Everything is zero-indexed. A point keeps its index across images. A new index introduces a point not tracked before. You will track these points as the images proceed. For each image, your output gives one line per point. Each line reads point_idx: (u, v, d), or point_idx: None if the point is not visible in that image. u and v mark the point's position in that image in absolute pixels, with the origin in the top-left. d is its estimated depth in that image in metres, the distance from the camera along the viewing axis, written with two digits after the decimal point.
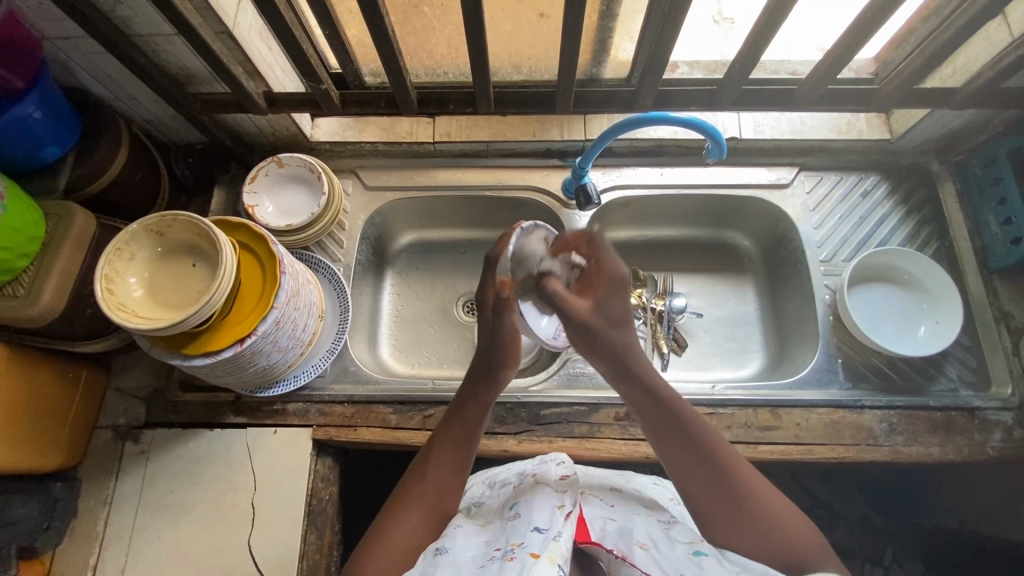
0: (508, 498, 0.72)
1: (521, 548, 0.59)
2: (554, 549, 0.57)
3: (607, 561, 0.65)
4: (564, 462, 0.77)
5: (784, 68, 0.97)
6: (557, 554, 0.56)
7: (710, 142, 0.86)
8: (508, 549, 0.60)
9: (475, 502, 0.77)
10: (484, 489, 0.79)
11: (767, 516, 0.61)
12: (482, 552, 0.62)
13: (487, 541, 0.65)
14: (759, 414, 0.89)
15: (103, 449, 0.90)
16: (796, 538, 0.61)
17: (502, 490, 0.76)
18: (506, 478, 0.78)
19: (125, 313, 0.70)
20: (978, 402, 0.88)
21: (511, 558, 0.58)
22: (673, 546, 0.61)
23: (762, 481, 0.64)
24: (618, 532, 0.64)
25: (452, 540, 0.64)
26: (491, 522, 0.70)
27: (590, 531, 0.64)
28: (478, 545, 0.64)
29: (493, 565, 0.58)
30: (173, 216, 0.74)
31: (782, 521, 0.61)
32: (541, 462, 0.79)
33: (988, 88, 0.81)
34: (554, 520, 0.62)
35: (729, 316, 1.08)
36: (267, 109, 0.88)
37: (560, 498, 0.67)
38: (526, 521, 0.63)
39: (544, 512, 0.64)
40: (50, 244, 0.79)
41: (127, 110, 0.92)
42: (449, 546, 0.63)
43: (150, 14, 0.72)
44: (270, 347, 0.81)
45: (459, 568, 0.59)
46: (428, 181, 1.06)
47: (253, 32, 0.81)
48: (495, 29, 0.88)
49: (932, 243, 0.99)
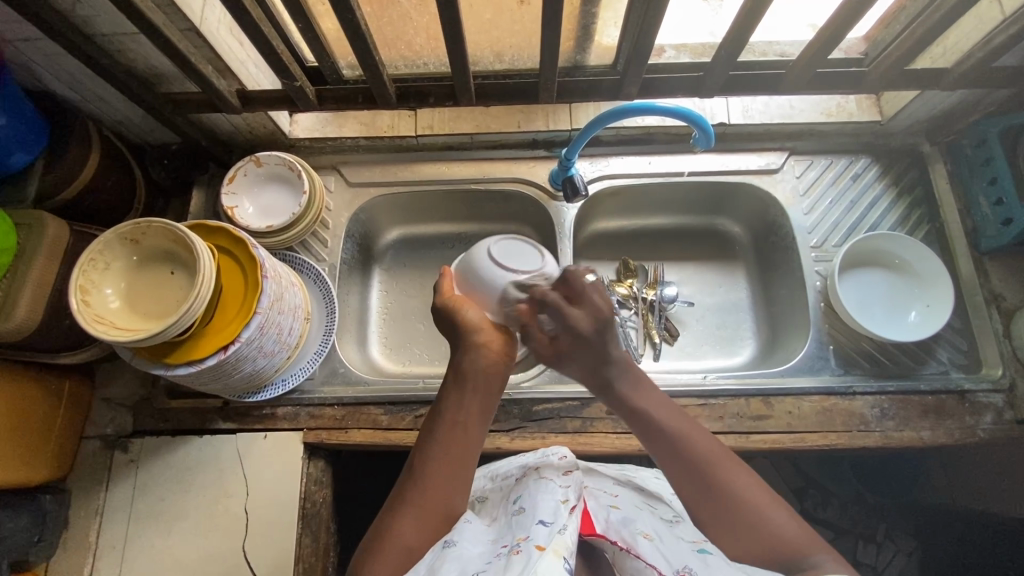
0: (512, 491, 0.71)
1: (527, 541, 0.58)
2: (560, 542, 0.56)
3: (611, 553, 0.63)
4: (566, 455, 0.76)
5: (772, 50, 0.94)
6: (563, 546, 0.55)
7: (697, 131, 0.84)
8: (514, 544, 0.59)
9: (478, 495, 0.76)
10: (487, 482, 0.79)
11: (767, 528, 0.57)
12: (489, 548, 0.61)
13: (493, 538, 0.63)
14: (751, 404, 0.89)
15: (90, 460, 0.89)
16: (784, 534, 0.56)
17: (505, 482, 0.76)
18: (507, 471, 0.78)
19: (103, 325, 0.69)
20: (969, 385, 0.89)
21: (517, 552, 0.57)
22: (678, 542, 0.62)
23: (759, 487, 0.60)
24: (621, 522, 0.64)
25: (460, 533, 0.62)
26: (497, 518, 0.69)
27: (594, 523, 0.63)
28: (484, 541, 0.63)
29: (499, 561, 0.57)
30: (147, 223, 0.72)
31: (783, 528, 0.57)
32: (543, 454, 0.78)
33: (982, 67, 0.79)
34: (559, 513, 0.61)
35: (722, 304, 1.07)
36: (241, 108, 0.85)
37: (564, 491, 0.65)
38: (531, 514, 0.62)
39: (548, 505, 0.63)
40: (23, 255, 0.77)
41: (97, 112, 0.88)
42: (456, 538, 0.61)
43: (111, 12, 0.69)
44: (255, 353, 0.79)
45: (466, 564, 0.58)
46: (412, 176, 1.04)
47: (223, 27, 0.78)
48: (474, 17, 0.85)
49: (923, 225, 0.98)
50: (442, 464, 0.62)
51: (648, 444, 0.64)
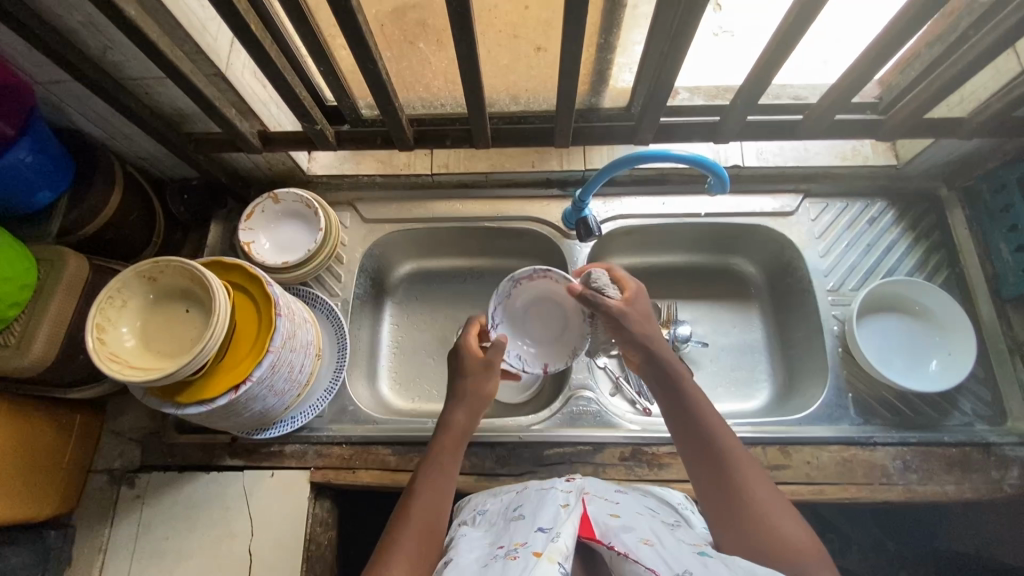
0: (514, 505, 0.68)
1: (524, 547, 0.56)
2: (555, 548, 0.53)
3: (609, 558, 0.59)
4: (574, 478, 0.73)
5: (785, 93, 0.91)
6: (558, 552, 0.53)
7: (712, 177, 0.84)
8: (511, 550, 0.57)
9: (478, 509, 0.73)
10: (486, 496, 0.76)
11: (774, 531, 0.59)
12: (484, 555, 0.59)
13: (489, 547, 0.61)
14: (769, 452, 0.86)
15: (97, 494, 0.89)
16: (786, 538, 0.58)
17: (506, 496, 0.73)
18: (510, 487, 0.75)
19: (117, 364, 0.69)
20: (994, 437, 0.86)
21: (514, 558, 0.55)
22: (680, 550, 0.56)
23: (772, 491, 0.63)
24: (621, 529, 0.60)
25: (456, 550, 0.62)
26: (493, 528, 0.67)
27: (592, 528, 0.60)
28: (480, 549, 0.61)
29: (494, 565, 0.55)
30: (164, 262, 0.73)
31: (783, 529, 0.59)
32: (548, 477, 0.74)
33: (1002, 117, 0.78)
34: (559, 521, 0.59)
35: (735, 345, 1.06)
36: (262, 148, 0.86)
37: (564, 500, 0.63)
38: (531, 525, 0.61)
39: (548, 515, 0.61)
40: (42, 291, 0.77)
41: (122, 148, 0.90)
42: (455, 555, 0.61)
43: (139, 58, 0.70)
44: (266, 392, 0.79)
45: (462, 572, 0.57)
46: (426, 213, 1.05)
47: (246, 73, 0.80)
48: (492, 62, 0.86)
49: (942, 271, 0.97)
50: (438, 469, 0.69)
51: (673, 415, 0.69)
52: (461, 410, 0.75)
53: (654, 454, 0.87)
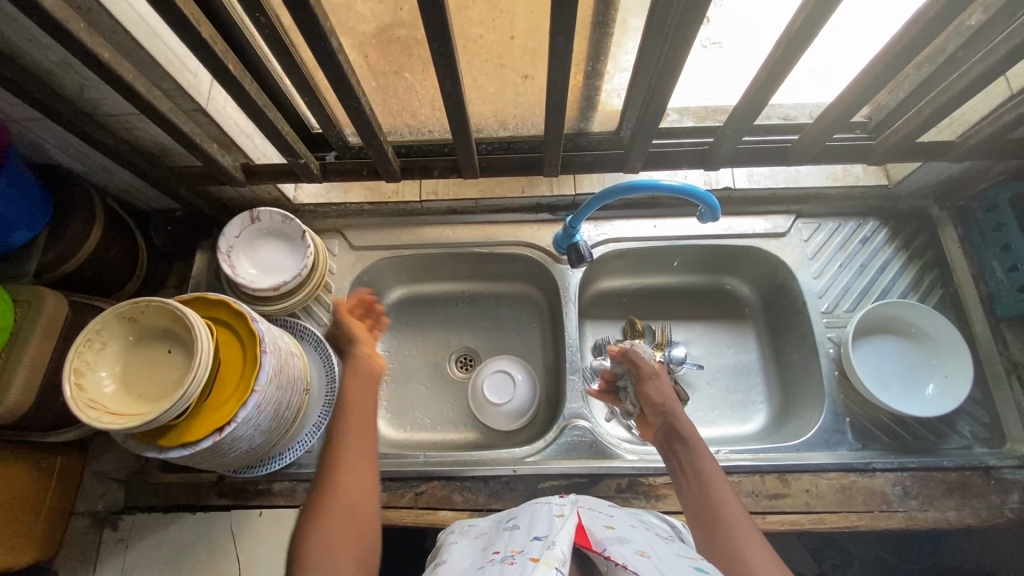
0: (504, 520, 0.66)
1: (521, 553, 0.55)
2: (552, 553, 0.52)
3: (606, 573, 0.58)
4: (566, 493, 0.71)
5: (775, 113, 0.90)
6: (554, 557, 0.51)
7: (703, 207, 0.83)
8: (507, 556, 0.56)
9: (469, 528, 0.71)
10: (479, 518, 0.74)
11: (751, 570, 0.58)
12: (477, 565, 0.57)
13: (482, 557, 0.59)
14: (767, 481, 0.85)
15: (78, 537, 0.86)
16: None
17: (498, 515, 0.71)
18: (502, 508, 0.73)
19: (95, 411, 0.67)
20: (994, 461, 0.85)
21: (510, 562, 0.54)
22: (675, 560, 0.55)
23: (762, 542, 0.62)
24: (617, 541, 0.58)
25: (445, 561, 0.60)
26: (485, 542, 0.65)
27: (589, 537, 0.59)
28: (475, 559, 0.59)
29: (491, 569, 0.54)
30: (145, 303, 0.71)
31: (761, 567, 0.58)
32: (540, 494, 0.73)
33: (993, 141, 0.78)
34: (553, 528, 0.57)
35: (730, 366, 1.05)
36: (245, 180, 0.85)
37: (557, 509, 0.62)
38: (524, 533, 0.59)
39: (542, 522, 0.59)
40: (19, 333, 0.75)
41: (102, 181, 0.89)
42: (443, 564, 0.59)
43: (117, 96, 0.69)
44: (252, 432, 0.76)
45: None
46: (416, 239, 1.03)
47: (229, 108, 0.79)
48: (478, 90, 0.85)
49: (936, 290, 0.96)
50: (352, 410, 0.78)
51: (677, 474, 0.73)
52: (368, 347, 0.87)
53: (651, 485, 0.85)
